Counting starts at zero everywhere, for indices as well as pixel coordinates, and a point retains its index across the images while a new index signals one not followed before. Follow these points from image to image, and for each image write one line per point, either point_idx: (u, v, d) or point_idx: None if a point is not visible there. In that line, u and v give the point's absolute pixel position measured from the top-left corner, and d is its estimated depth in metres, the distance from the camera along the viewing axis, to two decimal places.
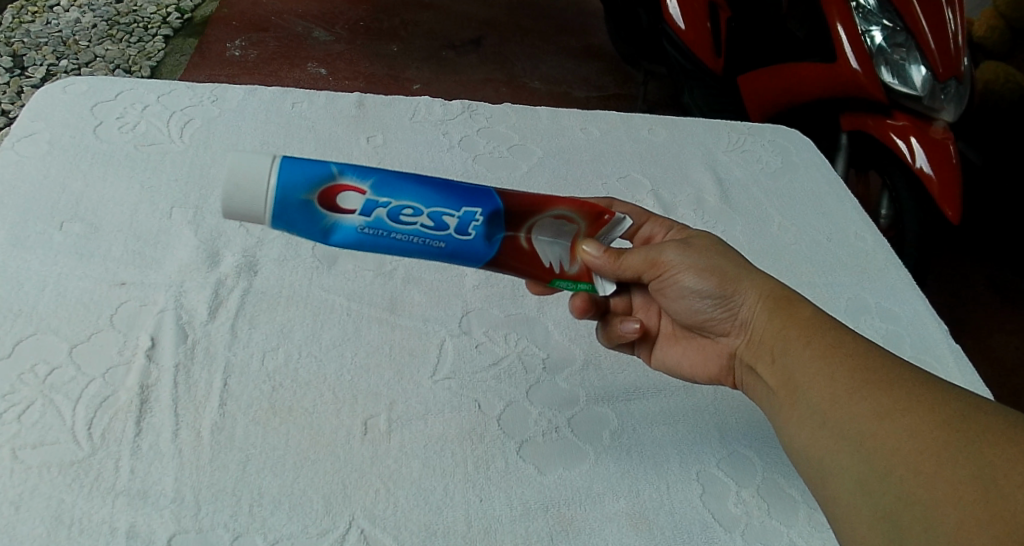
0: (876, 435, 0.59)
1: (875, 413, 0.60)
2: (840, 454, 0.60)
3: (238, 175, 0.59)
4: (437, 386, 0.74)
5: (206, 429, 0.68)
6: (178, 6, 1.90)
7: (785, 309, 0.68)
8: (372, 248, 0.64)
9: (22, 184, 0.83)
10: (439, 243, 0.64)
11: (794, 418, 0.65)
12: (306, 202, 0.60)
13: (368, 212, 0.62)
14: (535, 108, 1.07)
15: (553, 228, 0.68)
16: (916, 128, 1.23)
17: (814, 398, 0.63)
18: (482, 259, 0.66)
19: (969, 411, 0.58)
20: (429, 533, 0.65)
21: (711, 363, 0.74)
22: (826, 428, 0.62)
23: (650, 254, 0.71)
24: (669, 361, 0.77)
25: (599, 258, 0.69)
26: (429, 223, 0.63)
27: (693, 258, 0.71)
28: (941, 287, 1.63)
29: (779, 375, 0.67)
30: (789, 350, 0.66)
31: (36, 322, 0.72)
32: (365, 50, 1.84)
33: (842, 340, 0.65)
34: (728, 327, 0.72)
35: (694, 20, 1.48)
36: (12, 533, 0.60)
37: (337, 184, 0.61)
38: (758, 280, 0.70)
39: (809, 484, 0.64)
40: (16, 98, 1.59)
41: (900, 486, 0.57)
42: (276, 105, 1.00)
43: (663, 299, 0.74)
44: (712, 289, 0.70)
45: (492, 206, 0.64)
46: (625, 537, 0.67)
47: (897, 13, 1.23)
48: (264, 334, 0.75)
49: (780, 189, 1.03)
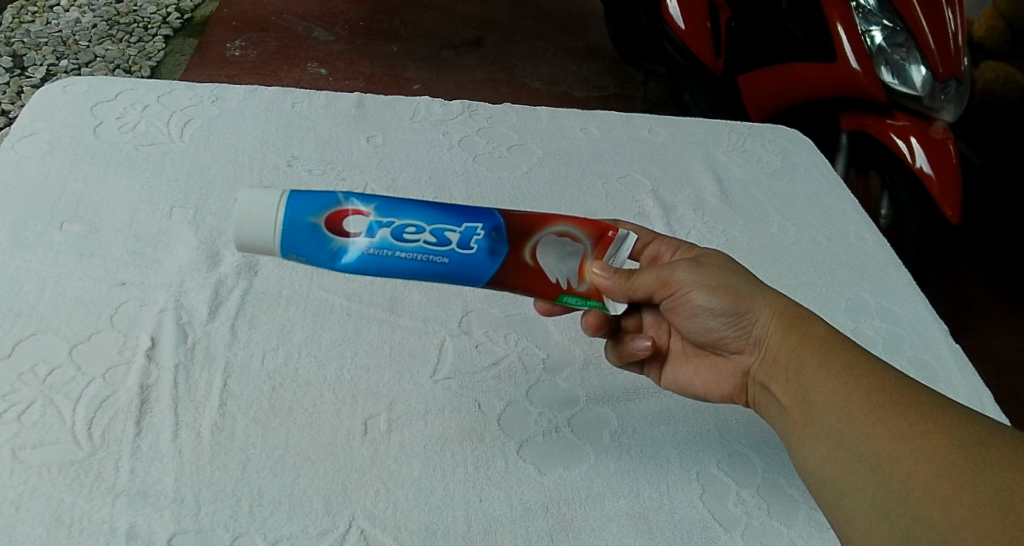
0: (892, 456, 0.59)
1: (890, 435, 0.60)
2: (855, 474, 0.61)
3: (247, 202, 0.60)
4: (437, 386, 0.74)
5: (206, 429, 0.68)
6: (178, 6, 1.90)
7: (798, 326, 0.68)
8: (378, 271, 0.64)
9: (22, 184, 0.83)
10: (443, 259, 0.64)
11: (807, 437, 0.65)
12: (313, 225, 0.61)
13: (373, 233, 0.63)
14: (535, 108, 1.07)
15: (557, 246, 0.68)
16: (917, 128, 1.23)
17: (828, 417, 0.63)
18: (484, 277, 0.66)
19: (985, 434, 0.58)
20: (429, 533, 0.65)
21: (722, 381, 0.74)
22: (841, 448, 0.62)
23: (661, 273, 0.71)
24: (681, 380, 0.76)
25: (610, 280, 0.68)
26: (432, 239, 0.64)
27: (704, 277, 0.70)
28: (941, 287, 1.64)
29: (793, 393, 0.67)
30: (803, 369, 0.67)
31: (36, 322, 0.72)
32: (365, 50, 1.84)
33: (857, 359, 0.65)
34: (741, 345, 0.72)
35: (693, 19, 1.48)
36: (11, 533, 0.60)
37: (342, 209, 0.62)
38: (771, 297, 0.70)
39: (821, 503, 0.64)
40: (16, 98, 1.59)
41: (916, 508, 0.57)
42: (276, 105, 1.00)
43: (675, 318, 0.73)
44: (724, 307, 0.70)
45: (492, 222, 0.65)
46: (626, 537, 0.67)
47: (897, 13, 1.24)
48: (263, 334, 0.75)
49: (780, 189, 1.03)
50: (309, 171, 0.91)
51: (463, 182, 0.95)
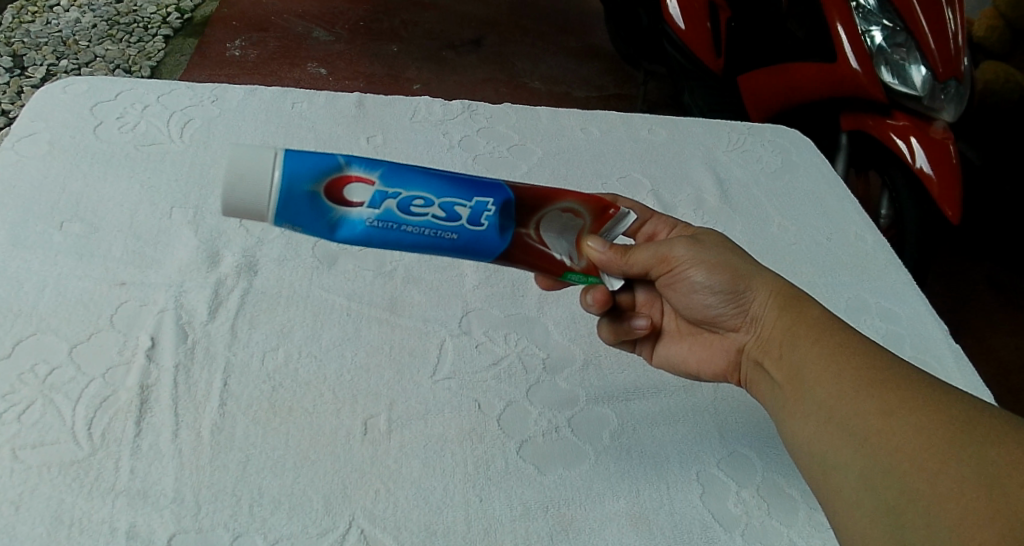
0: (880, 431, 0.60)
1: (880, 410, 0.60)
2: (844, 448, 0.61)
3: (240, 166, 0.56)
4: (437, 386, 0.74)
5: (206, 429, 0.68)
6: (178, 6, 1.90)
7: (794, 308, 0.69)
8: (380, 242, 0.62)
9: (22, 184, 0.83)
10: (451, 235, 0.63)
11: (798, 412, 0.65)
12: (312, 194, 0.58)
13: (378, 204, 0.60)
14: (535, 108, 1.07)
15: (559, 221, 0.67)
16: (916, 128, 1.23)
17: (821, 394, 0.64)
18: (494, 253, 0.65)
19: (973, 414, 0.58)
20: (429, 533, 0.65)
21: (716, 359, 0.75)
22: (832, 423, 0.62)
23: (660, 250, 0.71)
24: (674, 358, 0.77)
25: (605, 254, 0.68)
26: (441, 213, 0.62)
27: (703, 254, 0.70)
28: (941, 286, 1.64)
29: (786, 370, 0.67)
30: (798, 347, 0.67)
31: (36, 322, 0.72)
32: (365, 50, 1.84)
33: (851, 339, 0.65)
34: (738, 323, 0.72)
35: (694, 20, 1.49)
36: (11, 532, 0.60)
37: (344, 176, 0.60)
38: (769, 278, 0.71)
39: (810, 481, 0.64)
40: (16, 98, 1.59)
41: (904, 482, 0.57)
42: (276, 105, 1.00)
43: (671, 294, 0.74)
44: (723, 285, 0.71)
45: (503, 196, 0.63)
46: (625, 537, 0.67)
47: (897, 12, 1.23)
48: (263, 334, 0.75)
49: (780, 190, 1.02)
50: None
51: None
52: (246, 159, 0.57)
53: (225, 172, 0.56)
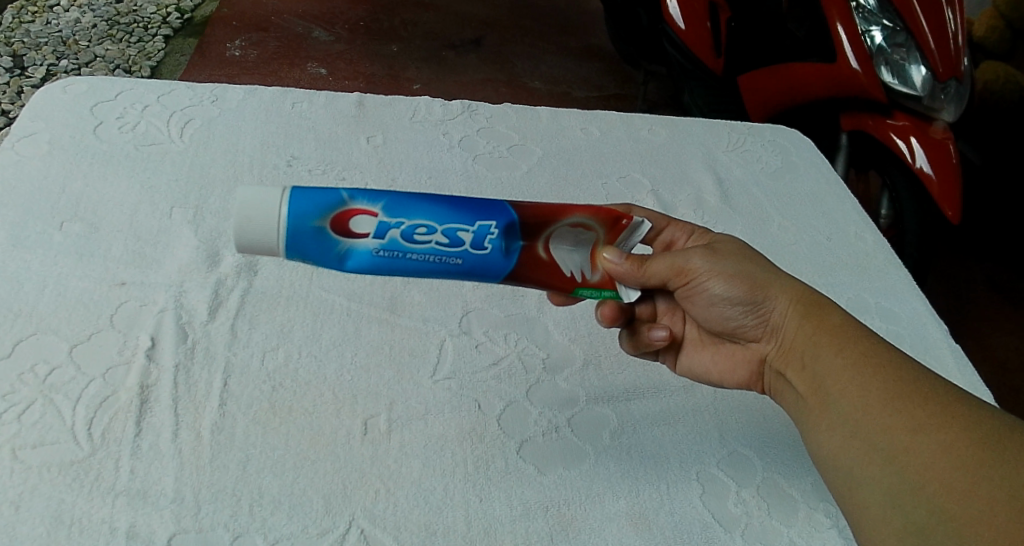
0: (908, 449, 0.60)
1: (908, 427, 0.60)
2: (870, 464, 0.61)
3: (249, 208, 0.59)
4: (437, 386, 0.74)
5: (206, 429, 0.68)
6: (178, 6, 1.90)
7: (816, 317, 0.68)
8: (388, 270, 0.63)
9: (22, 184, 0.83)
10: (456, 260, 0.64)
11: (822, 423, 0.65)
12: (318, 229, 0.61)
13: (382, 234, 0.62)
14: (535, 108, 1.07)
15: (570, 236, 0.67)
16: (917, 129, 1.23)
17: (846, 406, 0.64)
18: (501, 273, 0.65)
19: (1002, 431, 0.58)
20: (429, 533, 0.65)
21: (739, 369, 0.75)
22: (857, 437, 0.62)
23: (675, 261, 0.70)
24: (698, 368, 0.76)
25: (621, 265, 0.68)
26: (444, 240, 0.63)
27: (720, 265, 0.70)
28: (941, 285, 1.64)
29: (808, 380, 0.67)
30: (820, 357, 0.67)
31: (36, 322, 0.72)
32: (366, 50, 1.84)
33: (875, 350, 0.65)
34: (758, 333, 0.72)
35: (694, 20, 1.49)
36: (11, 532, 0.60)
37: (349, 210, 0.61)
38: (790, 286, 0.70)
39: (834, 492, 0.64)
40: (16, 98, 1.60)
41: (933, 501, 0.57)
42: (276, 105, 1.00)
43: (690, 306, 0.73)
44: (741, 296, 0.70)
45: (506, 219, 0.64)
46: (626, 537, 0.67)
47: (897, 13, 1.23)
48: (264, 333, 0.75)
49: (780, 190, 1.02)
50: (309, 172, 0.91)
51: (463, 181, 0.94)
52: (254, 199, 0.59)
53: (235, 214, 0.59)
